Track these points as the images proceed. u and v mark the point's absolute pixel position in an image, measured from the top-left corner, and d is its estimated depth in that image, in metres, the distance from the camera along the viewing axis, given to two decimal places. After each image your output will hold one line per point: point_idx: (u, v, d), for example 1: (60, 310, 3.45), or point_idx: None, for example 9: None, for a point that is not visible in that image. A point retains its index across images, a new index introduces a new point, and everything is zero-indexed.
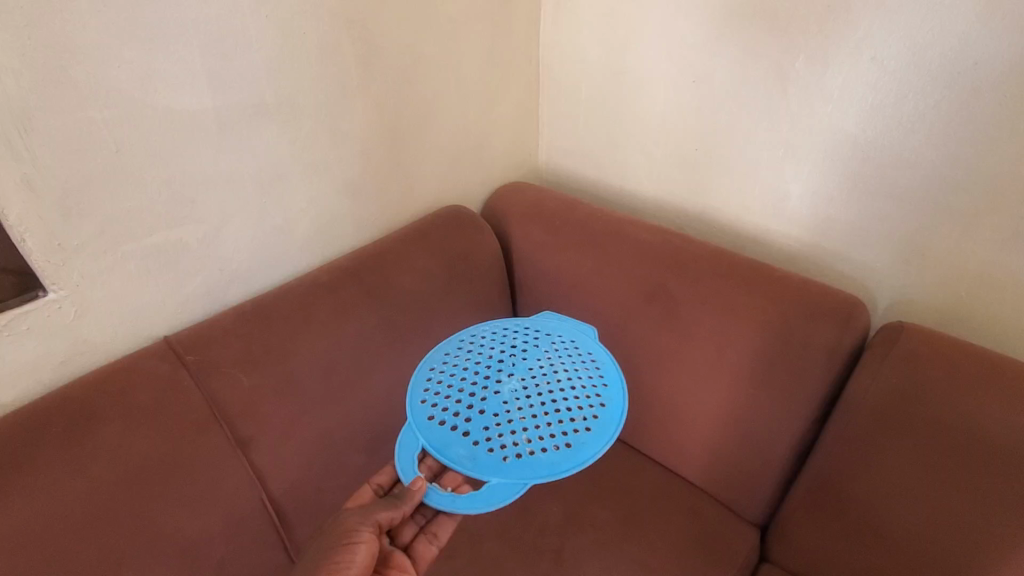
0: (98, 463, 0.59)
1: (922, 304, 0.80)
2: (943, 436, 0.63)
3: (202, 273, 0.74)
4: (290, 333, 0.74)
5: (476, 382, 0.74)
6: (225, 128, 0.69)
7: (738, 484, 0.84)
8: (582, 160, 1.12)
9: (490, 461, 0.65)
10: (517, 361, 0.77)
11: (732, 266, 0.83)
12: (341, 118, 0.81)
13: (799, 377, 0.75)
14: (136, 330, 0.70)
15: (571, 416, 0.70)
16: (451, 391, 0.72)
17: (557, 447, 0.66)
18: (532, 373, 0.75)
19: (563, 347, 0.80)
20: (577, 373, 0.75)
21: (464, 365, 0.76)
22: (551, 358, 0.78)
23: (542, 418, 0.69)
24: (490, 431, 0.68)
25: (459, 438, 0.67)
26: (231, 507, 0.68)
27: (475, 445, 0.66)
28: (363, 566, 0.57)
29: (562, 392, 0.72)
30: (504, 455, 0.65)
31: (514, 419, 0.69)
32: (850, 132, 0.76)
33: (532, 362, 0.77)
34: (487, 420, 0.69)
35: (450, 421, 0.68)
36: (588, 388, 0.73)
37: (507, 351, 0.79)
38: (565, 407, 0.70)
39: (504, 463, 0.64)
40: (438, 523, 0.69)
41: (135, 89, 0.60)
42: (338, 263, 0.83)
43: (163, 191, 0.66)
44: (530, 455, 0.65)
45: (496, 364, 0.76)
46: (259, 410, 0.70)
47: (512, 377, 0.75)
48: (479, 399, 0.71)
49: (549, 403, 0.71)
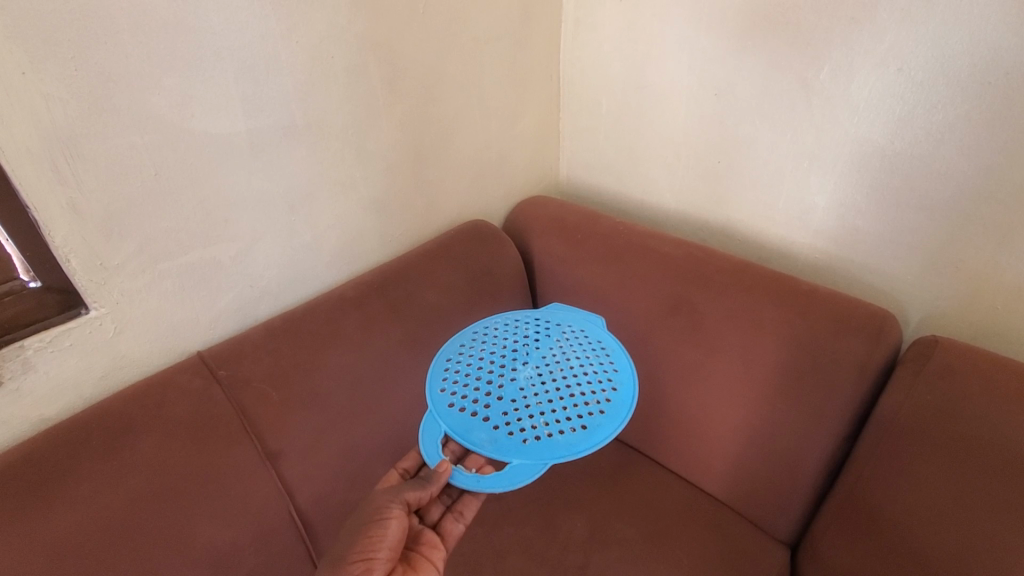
0: (135, 475, 0.61)
1: (957, 317, 0.78)
2: (980, 453, 0.61)
3: (235, 289, 0.76)
4: (318, 347, 0.76)
5: (493, 371, 0.74)
6: (257, 150, 0.71)
7: (765, 501, 0.83)
8: (604, 173, 1.12)
9: (510, 443, 0.65)
10: (531, 351, 0.78)
11: (756, 279, 0.82)
12: (368, 137, 0.83)
13: (829, 392, 0.73)
14: (171, 345, 0.72)
15: (585, 400, 0.70)
16: (469, 380, 0.73)
17: (573, 429, 0.66)
18: (546, 361, 0.76)
19: (573, 336, 0.80)
20: (588, 361, 0.76)
21: (479, 356, 0.77)
22: (562, 346, 0.79)
23: (557, 403, 0.70)
24: (508, 416, 0.68)
25: (479, 422, 0.67)
26: (261, 519, 0.69)
27: (495, 428, 0.67)
28: (395, 542, 0.58)
29: (575, 377, 0.73)
30: (524, 437, 0.66)
31: (531, 404, 0.70)
32: (877, 142, 0.75)
33: (545, 351, 0.78)
34: (506, 405, 0.70)
35: (470, 408, 0.69)
36: (600, 373, 0.74)
37: (521, 342, 0.80)
38: (579, 392, 0.71)
39: (524, 445, 0.65)
40: (463, 502, 0.70)
41: (173, 115, 0.63)
42: (364, 278, 0.85)
43: (199, 211, 0.68)
44: (548, 437, 0.66)
45: (511, 355, 0.77)
46: (289, 423, 0.72)
47: (526, 366, 0.75)
48: (497, 387, 0.72)
49: (564, 389, 0.71)
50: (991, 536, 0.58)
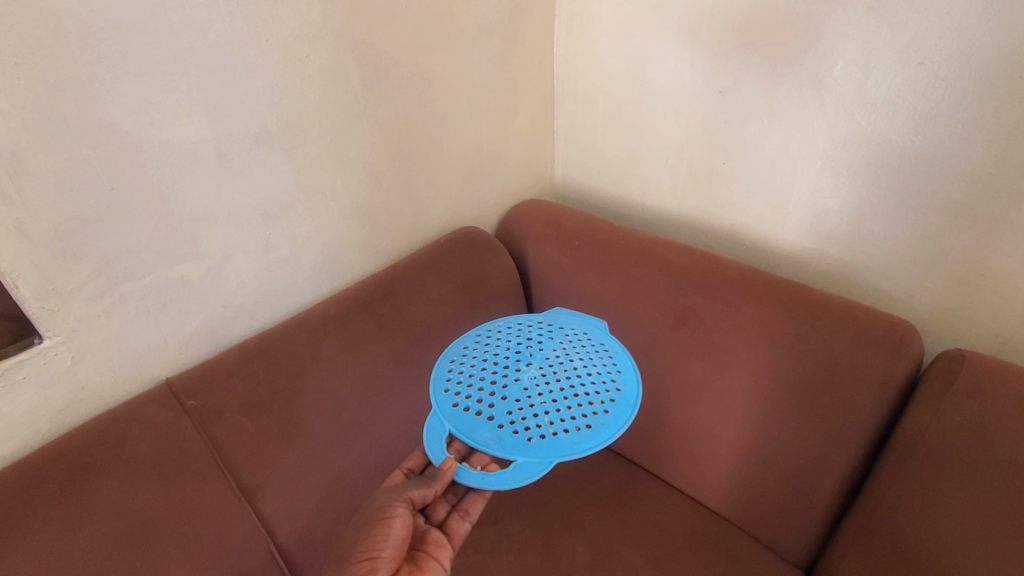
0: (97, 519, 0.56)
1: (981, 327, 0.73)
2: (1015, 480, 0.56)
3: (206, 310, 0.70)
4: (298, 370, 0.71)
5: (496, 370, 0.70)
6: (226, 160, 0.66)
7: (777, 523, 0.78)
8: (601, 175, 1.06)
9: (515, 442, 0.61)
10: (533, 351, 0.73)
11: (766, 288, 0.77)
12: (348, 143, 0.77)
13: (846, 410, 0.69)
14: (136, 373, 0.66)
15: (589, 400, 0.66)
16: (472, 379, 0.68)
17: (578, 428, 0.62)
18: (549, 360, 0.71)
19: (575, 338, 0.75)
20: (592, 360, 0.71)
21: (482, 355, 0.72)
22: (565, 346, 0.74)
23: (561, 402, 0.65)
24: (513, 415, 0.64)
25: (484, 422, 0.63)
26: (239, 559, 0.64)
27: (500, 427, 0.63)
28: (399, 540, 0.56)
29: (579, 376, 0.68)
30: (528, 437, 0.62)
31: (536, 402, 0.65)
32: (896, 142, 0.70)
33: (548, 351, 0.73)
34: (510, 404, 0.65)
35: (474, 406, 0.65)
36: (604, 374, 0.69)
37: (523, 341, 0.75)
38: (583, 391, 0.67)
39: (528, 444, 0.61)
40: (469, 501, 0.67)
41: (130, 124, 0.57)
42: (347, 293, 0.79)
43: (163, 227, 0.63)
44: (552, 436, 0.61)
45: (514, 355, 0.72)
46: (266, 455, 0.66)
47: (529, 367, 0.70)
48: (501, 386, 0.67)
49: (567, 388, 0.67)
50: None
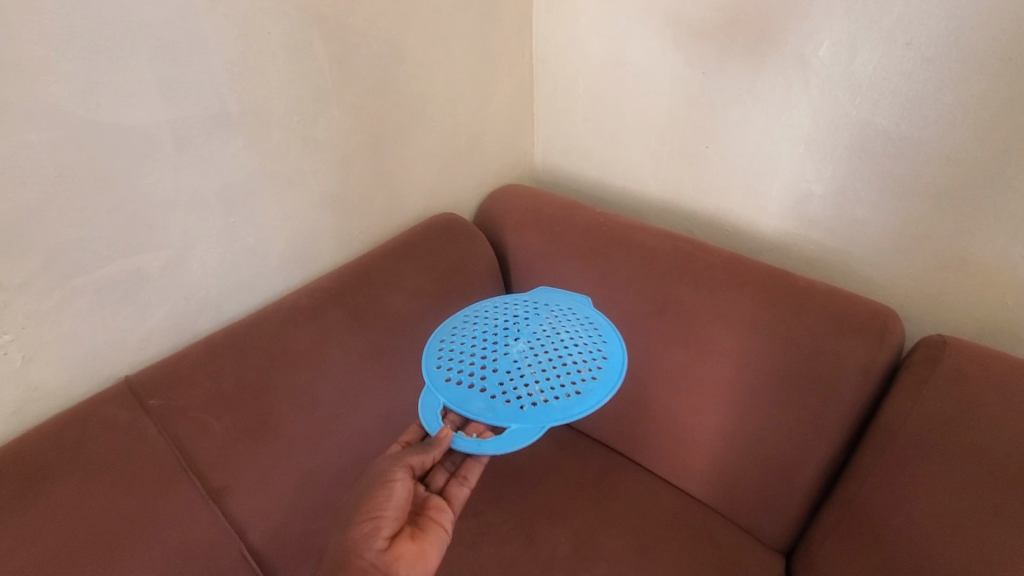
0: (53, 527, 0.53)
1: (961, 312, 0.73)
2: (993, 465, 0.57)
3: (167, 303, 0.67)
4: (267, 365, 0.68)
5: (485, 346, 0.68)
6: (183, 144, 0.62)
7: (758, 510, 0.78)
8: (582, 159, 1.04)
9: (507, 410, 0.60)
10: (520, 326, 0.71)
11: (749, 275, 0.76)
12: (316, 126, 0.73)
13: (828, 398, 0.68)
14: (93, 371, 0.63)
15: (578, 368, 0.65)
16: (463, 354, 0.67)
17: (568, 394, 0.62)
18: (537, 334, 0.70)
19: (562, 313, 0.74)
20: (579, 332, 0.70)
21: (472, 333, 0.71)
22: (551, 320, 0.73)
23: (550, 372, 0.65)
24: (505, 386, 0.63)
25: (477, 394, 0.62)
26: (209, 563, 0.61)
27: (493, 398, 0.62)
28: (399, 503, 0.57)
29: (567, 348, 0.67)
30: (520, 405, 0.61)
31: (527, 373, 0.64)
32: (881, 126, 0.69)
33: (534, 324, 0.72)
34: (502, 376, 0.64)
35: (466, 380, 0.64)
36: (591, 344, 0.68)
37: (508, 318, 0.73)
38: (572, 361, 0.66)
39: (521, 412, 0.60)
40: (468, 467, 0.67)
41: (77, 106, 0.53)
42: (318, 284, 0.76)
43: (116, 217, 0.59)
44: (544, 403, 0.61)
45: (501, 331, 0.71)
46: (234, 455, 0.64)
47: (515, 342, 0.69)
48: (491, 360, 0.66)
49: (555, 358, 0.66)
50: (1003, 556, 0.54)
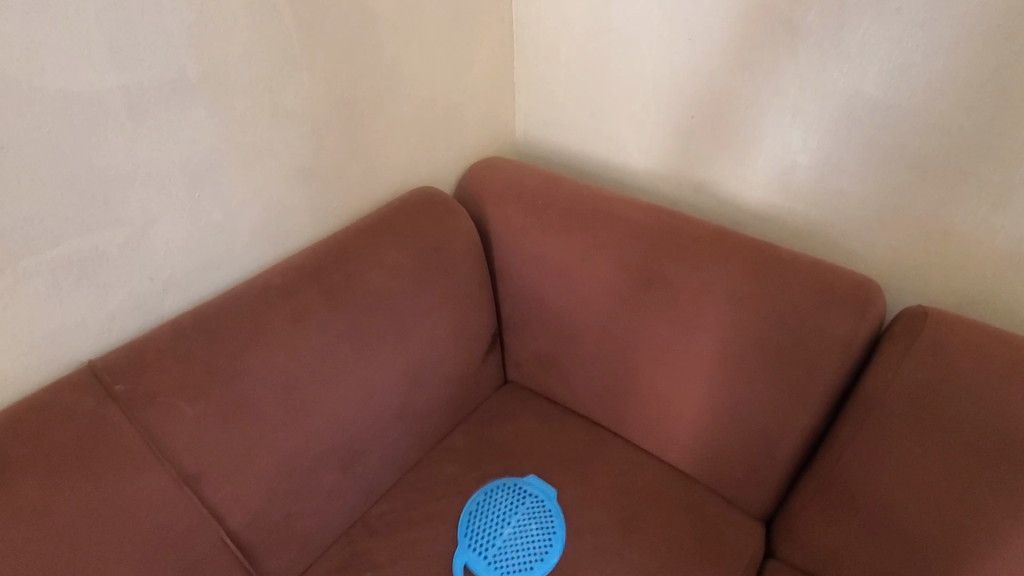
0: (14, 520, 0.51)
1: (940, 283, 0.74)
2: (967, 432, 0.59)
3: (129, 284, 0.63)
4: (240, 347, 0.64)
5: (483, 528, 0.78)
6: (139, 112, 0.57)
7: (740, 480, 0.79)
8: (564, 131, 1.01)
9: (492, 568, 0.74)
10: (506, 505, 0.80)
11: (735, 248, 0.75)
12: (285, 93, 0.69)
13: (812, 370, 0.69)
14: (52, 356, 0.59)
15: (545, 543, 0.76)
16: (470, 537, 0.77)
17: (536, 560, 0.75)
18: (521, 522, 0.79)
19: (537, 503, 0.81)
20: (550, 521, 0.79)
21: (473, 516, 0.79)
22: (533, 503, 0.81)
23: (527, 546, 0.76)
24: (493, 555, 0.75)
25: (476, 557, 0.75)
26: (187, 549, 0.60)
27: (486, 562, 0.74)
28: None
29: (539, 533, 0.78)
30: (502, 566, 0.74)
31: (508, 551, 0.75)
32: (868, 94, 0.68)
33: (518, 504, 0.80)
34: (492, 551, 0.75)
35: (468, 555, 0.75)
36: (546, 533, 0.77)
37: (504, 501, 0.81)
38: (542, 542, 0.77)
39: (504, 572, 0.74)
40: None
41: (17, 70, 0.49)
42: (293, 262, 0.73)
43: (67, 191, 0.55)
44: (520, 569, 0.74)
45: (493, 507, 0.80)
46: (207, 441, 0.61)
47: (501, 520, 0.79)
48: (485, 539, 0.77)
49: (530, 541, 0.76)
50: (966, 515, 0.59)
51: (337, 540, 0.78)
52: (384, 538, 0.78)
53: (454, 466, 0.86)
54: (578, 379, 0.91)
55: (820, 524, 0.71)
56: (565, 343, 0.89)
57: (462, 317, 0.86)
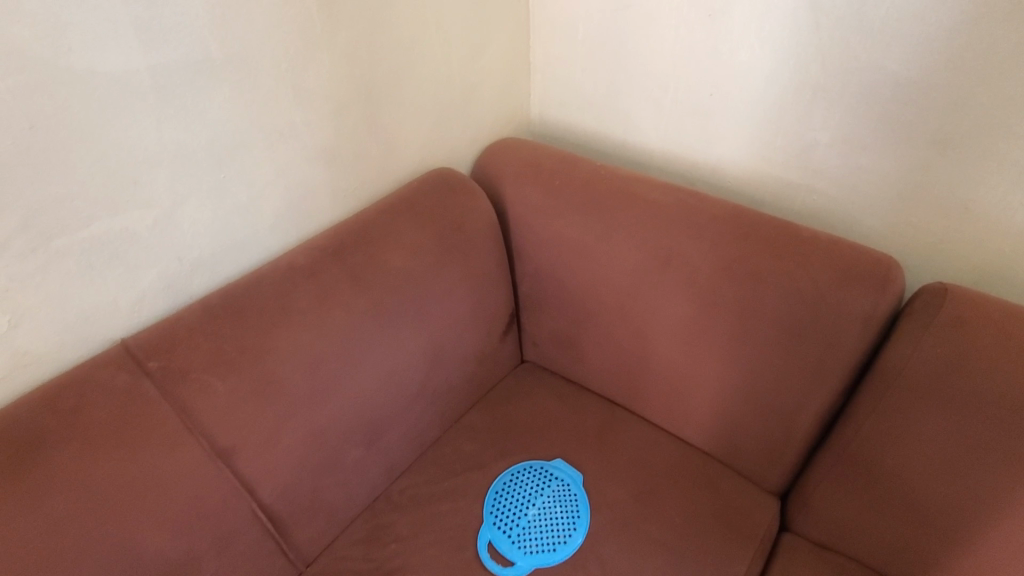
0: (56, 493, 0.52)
1: (960, 260, 0.74)
2: (985, 407, 0.59)
3: (158, 264, 0.64)
4: (266, 326, 0.65)
5: (508, 508, 0.79)
6: (164, 93, 0.58)
7: (757, 455, 0.81)
8: (581, 110, 1.00)
9: (516, 549, 0.75)
10: (532, 487, 0.82)
11: (754, 226, 0.75)
12: (306, 73, 0.69)
13: (831, 347, 0.69)
14: (85, 335, 0.61)
15: (568, 527, 0.77)
16: (495, 516, 0.78)
17: (558, 544, 0.75)
18: (546, 504, 0.80)
19: (565, 486, 0.82)
20: (575, 505, 0.80)
21: (501, 497, 0.81)
22: (558, 486, 0.82)
23: (551, 528, 0.77)
24: (517, 536, 0.76)
25: (501, 535, 0.76)
26: (220, 521, 0.62)
27: (510, 541, 0.76)
28: None
29: (564, 516, 0.78)
30: (525, 547, 0.75)
31: (531, 532, 0.77)
32: (891, 70, 0.68)
33: (543, 487, 0.82)
34: (516, 532, 0.77)
35: (493, 533, 0.76)
36: (570, 517, 0.78)
37: (530, 484, 0.82)
38: (566, 524, 0.77)
39: (526, 554, 0.75)
40: None
41: (47, 51, 0.49)
42: (316, 242, 0.74)
43: (97, 172, 0.56)
44: (543, 553, 0.75)
45: (519, 489, 0.81)
46: (238, 417, 0.62)
47: (526, 502, 0.80)
48: (510, 519, 0.78)
49: (554, 523, 0.77)
50: (983, 488, 0.60)
51: (361, 514, 0.80)
52: (406, 512, 0.80)
53: (473, 444, 0.88)
54: (595, 358, 0.92)
55: (834, 497, 0.73)
56: (582, 322, 0.90)
57: (480, 297, 0.86)
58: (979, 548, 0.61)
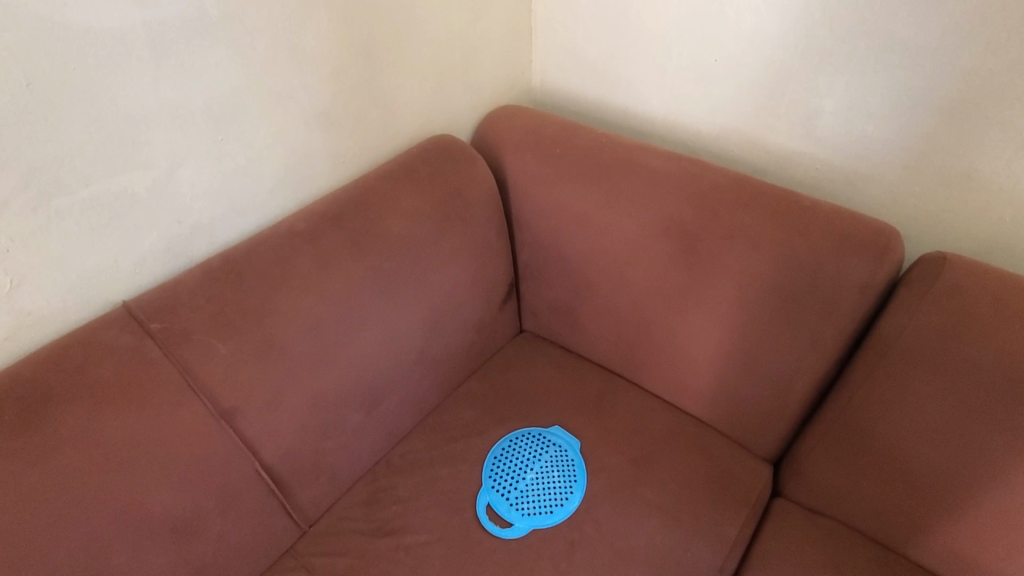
0: (63, 450, 0.53)
1: (960, 230, 0.74)
2: (978, 374, 0.60)
3: (158, 227, 0.64)
4: (267, 290, 0.66)
5: (507, 473, 0.81)
6: (160, 51, 0.57)
7: (751, 422, 0.82)
8: (583, 77, 0.99)
9: (514, 511, 0.76)
10: (531, 453, 0.83)
11: (755, 195, 0.75)
12: (303, 33, 0.68)
13: (828, 315, 0.70)
14: (87, 297, 0.61)
15: (565, 490, 0.79)
16: (494, 481, 0.80)
17: (555, 506, 0.77)
18: (544, 469, 0.81)
19: (562, 452, 0.83)
20: (571, 470, 0.81)
21: (500, 463, 0.82)
22: (556, 453, 0.83)
23: (548, 491, 0.79)
24: (515, 499, 0.78)
25: (499, 498, 0.78)
26: (224, 480, 0.63)
27: (508, 504, 0.77)
28: None
29: (561, 480, 0.80)
30: (523, 509, 0.77)
31: (529, 495, 0.78)
32: (898, 35, 0.66)
33: (541, 452, 0.83)
34: (514, 495, 0.78)
35: (492, 497, 0.78)
36: (568, 481, 0.80)
37: (528, 450, 0.84)
38: (563, 488, 0.79)
39: (524, 516, 0.76)
40: None
41: (39, 4, 0.48)
42: (316, 207, 0.73)
43: (95, 131, 0.55)
44: (540, 514, 0.76)
45: (517, 454, 0.83)
46: (241, 378, 0.63)
47: (524, 467, 0.82)
48: (509, 483, 0.80)
49: (552, 487, 0.79)
50: (972, 453, 0.61)
51: (363, 477, 0.81)
52: (407, 476, 0.81)
53: (473, 410, 0.89)
54: (593, 327, 0.93)
55: (827, 463, 0.74)
56: (581, 292, 0.90)
57: (480, 266, 0.87)
58: (966, 511, 0.63)
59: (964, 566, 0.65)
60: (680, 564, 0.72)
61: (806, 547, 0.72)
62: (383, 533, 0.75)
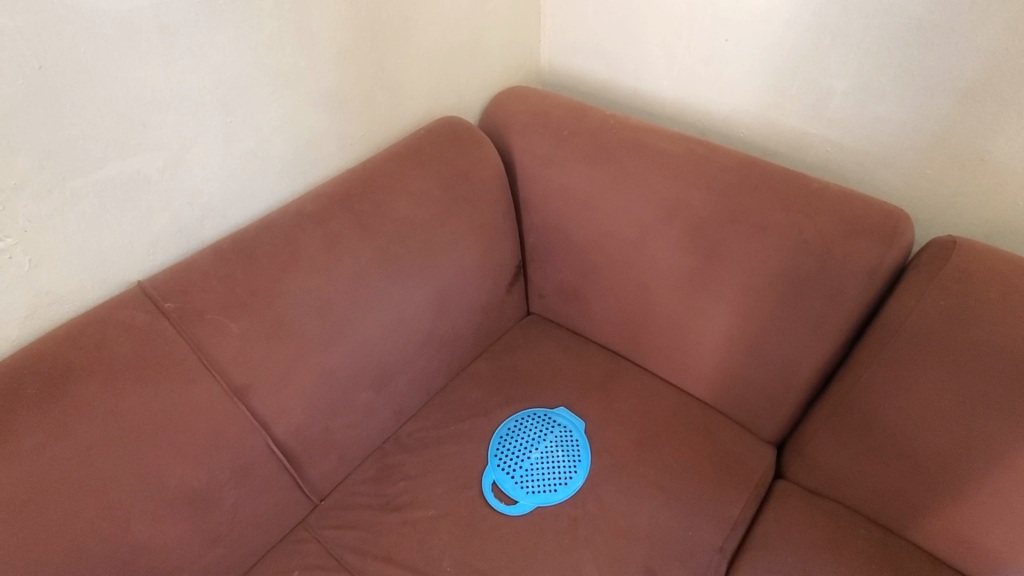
0: (84, 423, 0.55)
1: (972, 214, 0.73)
2: (983, 359, 0.60)
3: (170, 208, 0.65)
4: (277, 271, 0.67)
5: (512, 452, 0.82)
6: (168, 33, 0.57)
7: (755, 405, 0.83)
8: (592, 57, 0.98)
9: (519, 489, 0.78)
10: (536, 432, 0.84)
11: (764, 177, 0.75)
12: (309, 14, 0.68)
13: (834, 299, 0.69)
14: (103, 277, 0.63)
15: (568, 470, 0.80)
16: (500, 459, 0.82)
17: (558, 485, 0.79)
18: (549, 448, 0.82)
19: (567, 433, 0.84)
20: (576, 449, 0.82)
21: (505, 441, 0.84)
22: (561, 432, 0.84)
23: (552, 470, 0.80)
24: (520, 477, 0.79)
25: (505, 476, 0.79)
26: (237, 454, 0.65)
27: (514, 482, 0.79)
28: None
29: (565, 459, 0.81)
30: (528, 487, 0.78)
31: (534, 473, 0.80)
32: (914, 13, 0.65)
33: (546, 432, 0.84)
34: (519, 473, 0.80)
35: (497, 474, 0.80)
36: (571, 460, 0.81)
37: (534, 429, 0.85)
38: (567, 467, 0.80)
39: (529, 493, 0.78)
40: None
41: None
42: (324, 189, 0.74)
43: (106, 113, 0.56)
44: (544, 492, 0.78)
45: (522, 434, 0.84)
46: (252, 357, 0.65)
47: (530, 446, 0.83)
48: (514, 462, 0.81)
49: (555, 466, 0.80)
50: (975, 438, 0.61)
51: (372, 454, 0.84)
52: (415, 453, 0.83)
53: (480, 391, 0.91)
54: (599, 310, 0.93)
55: (830, 446, 0.75)
56: (587, 274, 0.91)
57: (487, 248, 0.87)
58: (967, 494, 0.63)
59: (965, 550, 0.66)
60: (681, 542, 0.73)
61: (806, 527, 0.73)
62: (391, 508, 0.77)
